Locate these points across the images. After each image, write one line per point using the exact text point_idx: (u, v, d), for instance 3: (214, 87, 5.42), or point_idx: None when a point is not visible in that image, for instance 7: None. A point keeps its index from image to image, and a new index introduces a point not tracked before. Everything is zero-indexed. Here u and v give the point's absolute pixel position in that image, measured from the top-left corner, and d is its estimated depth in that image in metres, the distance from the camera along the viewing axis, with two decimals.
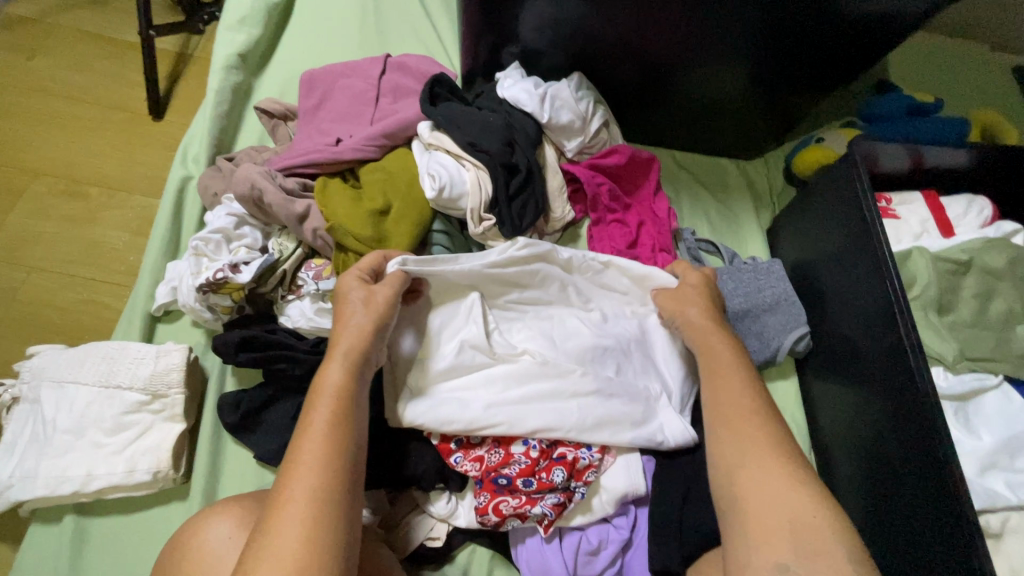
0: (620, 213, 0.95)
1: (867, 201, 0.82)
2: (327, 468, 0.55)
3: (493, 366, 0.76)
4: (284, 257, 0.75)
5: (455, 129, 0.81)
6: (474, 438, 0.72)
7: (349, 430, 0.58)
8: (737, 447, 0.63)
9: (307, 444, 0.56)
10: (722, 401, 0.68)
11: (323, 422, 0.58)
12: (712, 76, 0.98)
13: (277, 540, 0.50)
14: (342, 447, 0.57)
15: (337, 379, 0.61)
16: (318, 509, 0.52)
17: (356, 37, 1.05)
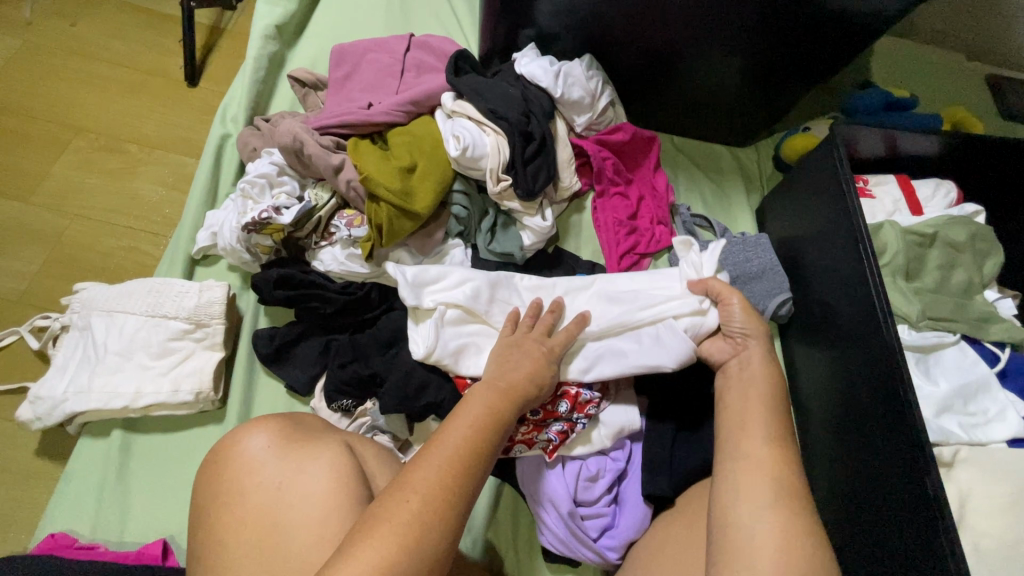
0: (623, 187, 1.04)
1: (844, 176, 0.90)
2: (452, 485, 0.54)
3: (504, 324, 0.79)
4: (320, 205, 0.83)
5: (478, 98, 0.89)
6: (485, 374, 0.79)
7: (496, 423, 0.62)
8: (748, 482, 0.63)
9: (459, 420, 0.60)
10: (740, 439, 0.68)
11: (481, 408, 0.62)
12: (710, 66, 1.07)
13: (408, 489, 0.53)
14: (470, 471, 0.56)
15: (483, 406, 0.62)
16: (452, 477, 0.55)
17: (382, 18, 1.13)
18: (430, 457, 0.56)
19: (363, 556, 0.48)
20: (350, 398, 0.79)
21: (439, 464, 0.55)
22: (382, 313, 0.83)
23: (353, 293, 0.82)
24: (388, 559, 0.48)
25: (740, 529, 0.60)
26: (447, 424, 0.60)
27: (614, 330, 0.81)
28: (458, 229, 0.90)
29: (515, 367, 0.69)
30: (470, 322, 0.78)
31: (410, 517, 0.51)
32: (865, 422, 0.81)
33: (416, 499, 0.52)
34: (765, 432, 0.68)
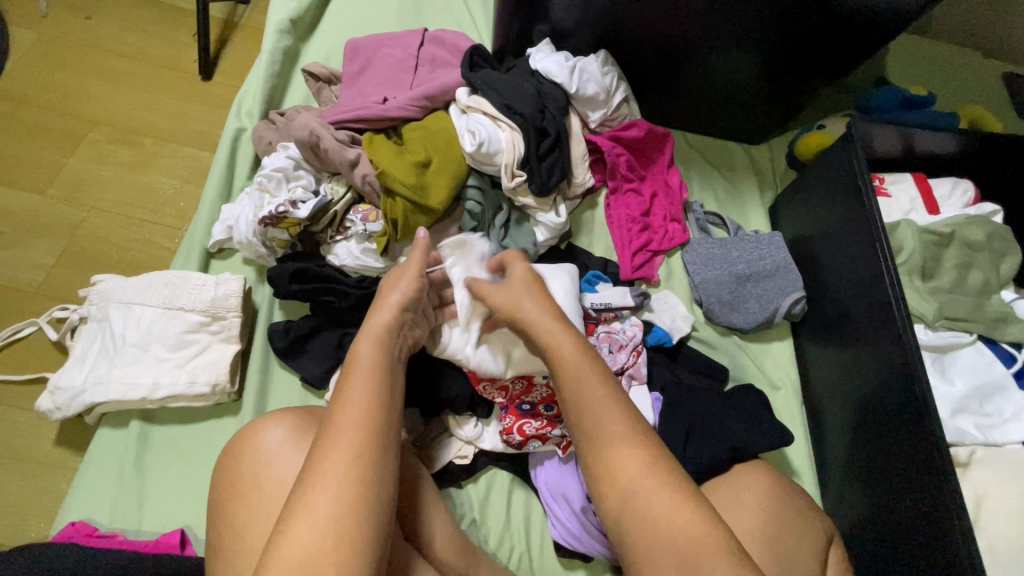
0: (636, 183, 1.04)
1: (861, 173, 0.89)
2: (368, 436, 0.53)
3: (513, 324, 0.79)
4: (335, 200, 0.83)
5: (493, 93, 0.89)
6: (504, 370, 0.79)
7: (388, 364, 0.60)
8: (603, 437, 0.58)
9: (355, 370, 0.58)
10: (580, 403, 0.60)
11: (368, 351, 0.60)
12: (724, 61, 1.06)
13: (329, 449, 0.52)
14: (378, 419, 0.55)
15: (370, 351, 0.60)
16: (366, 426, 0.54)
17: (396, 13, 1.13)
18: (336, 417, 0.54)
19: (301, 526, 0.48)
20: None
21: (349, 419, 0.54)
22: None
23: (368, 288, 0.82)
24: (332, 519, 0.48)
25: (629, 503, 0.55)
26: (341, 387, 0.57)
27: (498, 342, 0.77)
28: (472, 224, 0.90)
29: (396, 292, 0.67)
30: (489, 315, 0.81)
31: (345, 476, 0.50)
32: (880, 421, 0.81)
33: (335, 466, 0.51)
34: (597, 386, 0.60)
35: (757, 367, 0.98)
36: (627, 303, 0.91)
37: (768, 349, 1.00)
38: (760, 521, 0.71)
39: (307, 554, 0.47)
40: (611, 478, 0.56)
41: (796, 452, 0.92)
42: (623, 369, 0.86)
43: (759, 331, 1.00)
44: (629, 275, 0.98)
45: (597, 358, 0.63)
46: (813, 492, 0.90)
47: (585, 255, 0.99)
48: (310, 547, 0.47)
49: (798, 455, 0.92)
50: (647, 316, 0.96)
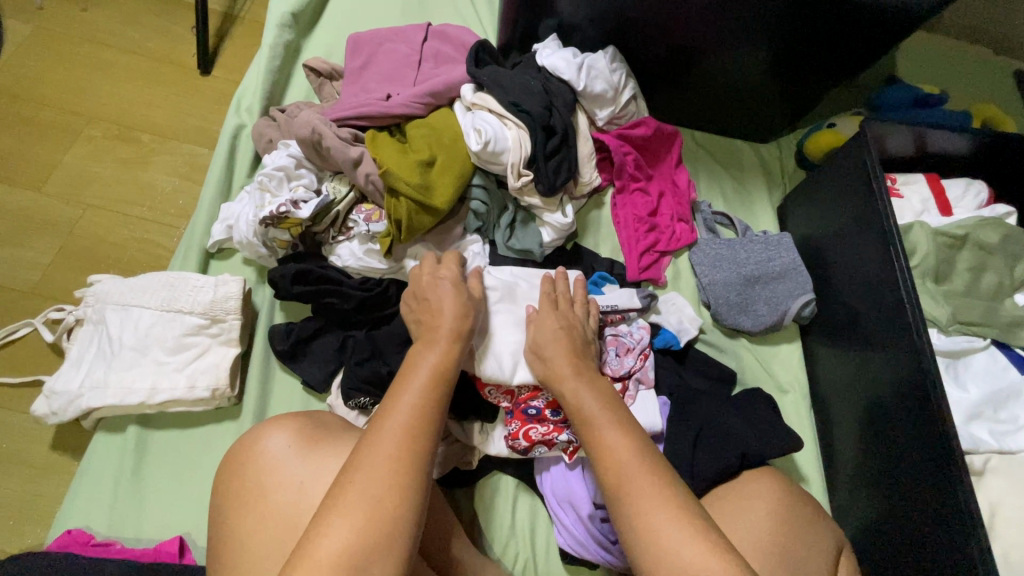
0: (643, 183, 1.02)
1: (874, 174, 0.87)
2: (413, 450, 0.54)
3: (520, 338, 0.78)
4: (337, 200, 0.81)
5: (499, 90, 0.87)
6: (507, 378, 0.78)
7: (444, 381, 0.61)
8: (621, 476, 0.59)
9: (410, 381, 0.59)
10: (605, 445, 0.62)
11: (428, 365, 0.61)
12: (734, 59, 1.04)
13: (371, 457, 0.52)
14: (428, 426, 0.56)
15: (429, 365, 0.61)
16: (410, 439, 0.54)
17: (399, 6, 1.10)
18: (384, 424, 0.55)
19: (334, 528, 0.48)
20: (366, 396, 0.77)
21: (396, 429, 0.54)
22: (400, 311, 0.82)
23: (370, 289, 0.80)
24: (361, 526, 0.48)
25: (649, 539, 0.55)
26: (396, 392, 0.58)
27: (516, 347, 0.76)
28: (477, 224, 0.89)
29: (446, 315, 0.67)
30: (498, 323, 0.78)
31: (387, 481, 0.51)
32: (891, 427, 0.80)
33: (380, 465, 0.52)
34: (618, 432, 0.63)
35: (765, 370, 0.97)
36: (633, 304, 0.89)
37: (776, 352, 0.99)
38: (771, 529, 0.69)
39: (341, 544, 0.47)
40: (628, 516, 0.57)
41: (804, 456, 0.91)
42: (630, 373, 0.84)
43: (767, 334, 0.99)
44: (636, 276, 0.96)
45: (618, 407, 0.66)
46: (821, 498, 0.89)
47: (591, 256, 0.98)
48: (347, 539, 0.48)
49: (806, 460, 0.91)
50: (653, 318, 0.95)
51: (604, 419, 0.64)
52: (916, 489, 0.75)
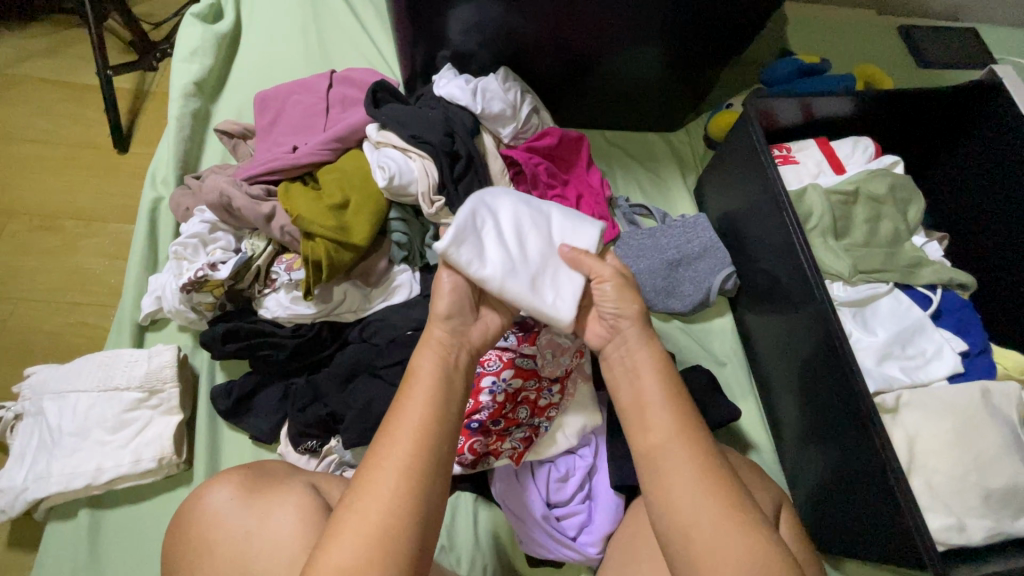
0: (559, 188, 1.07)
1: (761, 148, 0.93)
2: (415, 461, 0.55)
3: (530, 277, 0.68)
4: (257, 255, 0.84)
5: (399, 126, 0.90)
6: (576, 291, 0.70)
7: (449, 378, 0.62)
8: (660, 453, 0.59)
9: (415, 387, 0.60)
10: (643, 424, 0.61)
11: (429, 365, 0.62)
12: (626, 59, 1.11)
13: (376, 472, 0.55)
14: (437, 433, 0.58)
15: (432, 367, 0.62)
16: (415, 450, 0.56)
17: (303, 57, 1.15)
18: (391, 437, 0.57)
19: (341, 545, 0.51)
20: (314, 439, 0.81)
21: (402, 441, 0.56)
22: (336, 350, 0.87)
23: (303, 336, 0.84)
24: (365, 549, 0.50)
25: (673, 512, 0.56)
26: (398, 403, 0.60)
27: (538, 283, 0.68)
28: (402, 254, 0.93)
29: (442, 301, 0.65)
30: (504, 194, 0.73)
31: (390, 495, 0.53)
32: (812, 381, 0.84)
33: (386, 475, 0.54)
34: (665, 410, 0.61)
35: (702, 346, 1.02)
36: None
37: (708, 327, 1.03)
38: None
39: (354, 554, 0.50)
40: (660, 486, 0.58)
41: (749, 423, 0.96)
42: (568, 371, 0.83)
43: (699, 311, 1.03)
44: None
45: (676, 386, 0.64)
46: (771, 462, 0.93)
47: None
48: (352, 558, 0.50)
49: (752, 427, 0.95)
50: None
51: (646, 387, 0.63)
52: (843, 437, 0.78)
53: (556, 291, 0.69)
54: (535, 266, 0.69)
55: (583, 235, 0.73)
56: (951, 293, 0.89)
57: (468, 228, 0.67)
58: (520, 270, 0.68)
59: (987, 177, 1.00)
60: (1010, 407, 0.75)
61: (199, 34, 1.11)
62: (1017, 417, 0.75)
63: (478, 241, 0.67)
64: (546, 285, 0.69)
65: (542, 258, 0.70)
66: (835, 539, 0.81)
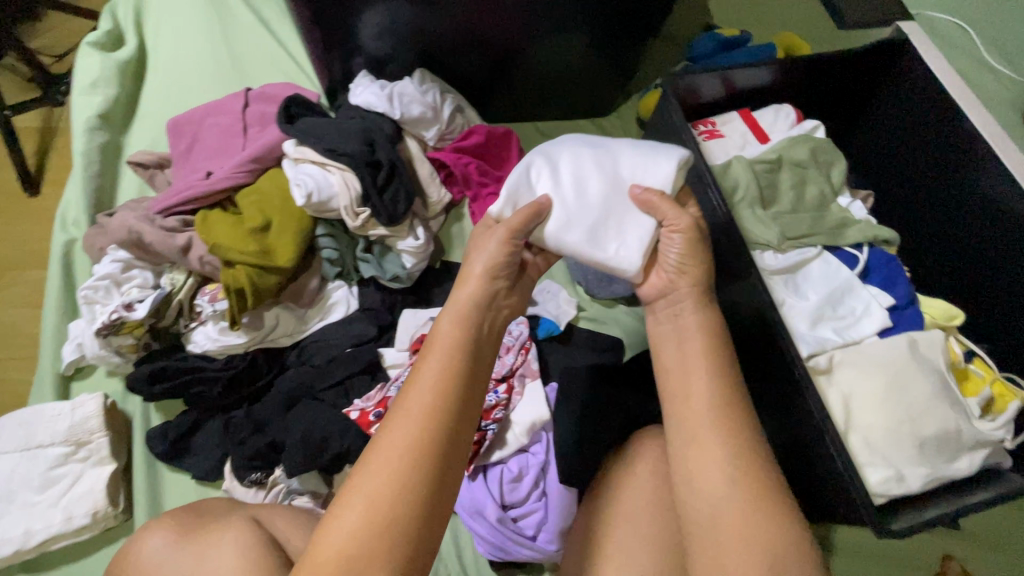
0: (493, 185, 1.05)
1: (680, 125, 0.91)
2: (426, 430, 0.54)
3: (591, 227, 0.68)
4: (177, 289, 0.81)
5: (314, 140, 0.87)
6: (643, 240, 0.67)
7: (467, 346, 0.60)
8: (696, 429, 0.57)
9: (432, 351, 0.59)
10: (686, 394, 0.59)
11: (448, 331, 0.60)
12: (547, 49, 1.10)
13: (386, 437, 0.53)
14: (452, 400, 0.56)
15: (451, 333, 0.60)
16: (428, 416, 0.54)
17: (215, 77, 1.11)
18: (403, 402, 0.55)
19: (345, 512, 0.50)
20: (259, 470, 0.78)
21: (413, 407, 0.55)
22: (274, 377, 0.85)
23: (236, 366, 0.82)
24: (366, 518, 0.49)
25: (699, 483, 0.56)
26: (416, 367, 0.59)
27: (600, 234, 0.68)
28: (335, 270, 0.91)
29: (479, 260, 0.65)
30: (564, 147, 0.73)
31: (393, 464, 0.51)
32: (750, 353, 0.85)
33: (395, 442, 0.53)
34: (711, 384, 0.59)
35: None
36: None
37: None
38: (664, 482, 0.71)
39: (354, 521, 0.49)
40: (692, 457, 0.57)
41: None
42: (513, 370, 0.87)
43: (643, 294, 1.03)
44: None
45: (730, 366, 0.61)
46: None
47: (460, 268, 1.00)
48: (354, 526, 0.49)
49: None
50: (532, 311, 0.97)
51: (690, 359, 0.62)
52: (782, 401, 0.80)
53: (621, 241, 0.68)
54: (597, 215, 0.68)
55: (656, 172, 0.70)
56: (877, 250, 0.91)
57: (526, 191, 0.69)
58: (582, 220, 0.68)
59: (905, 131, 1.02)
60: (936, 355, 0.78)
61: (100, 63, 1.06)
62: (943, 363, 0.77)
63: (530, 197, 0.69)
64: (610, 236, 0.68)
65: (604, 203, 0.68)
66: None
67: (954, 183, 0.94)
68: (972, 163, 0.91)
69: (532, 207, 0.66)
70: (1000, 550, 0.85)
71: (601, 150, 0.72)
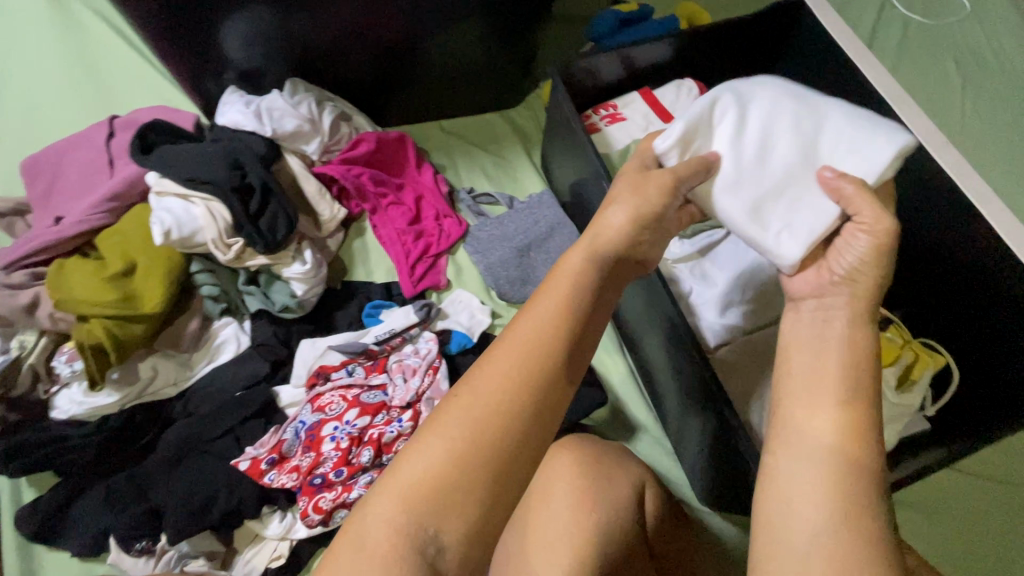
0: (393, 195, 1.00)
1: (572, 118, 0.88)
2: (534, 369, 0.46)
3: (756, 199, 0.56)
4: (27, 352, 0.75)
5: (172, 170, 0.80)
6: (823, 229, 0.53)
7: (597, 284, 0.52)
8: (804, 443, 0.45)
9: (556, 280, 0.51)
10: (810, 397, 0.47)
11: (575, 263, 0.52)
12: (437, 44, 1.03)
13: (490, 364, 0.47)
14: (567, 342, 0.48)
15: (576, 266, 0.52)
16: (540, 352, 0.47)
17: (77, 107, 1.01)
18: (512, 332, 0.48)
19: (430, 441, 0.44)
20: (147, 538, 0.71)
21: (523, 341, 0.47)
22: (159, 433, 0.77)
23: (109, 430, 0.75)
24: (456, 452, 0.43)
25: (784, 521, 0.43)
26: (537, 294, 0.51)
27: (761, 212, 0.55)
28: (220, 307, 0.84)
29: (611, 210, 0.55)
30: (768, 91, 0.60)
31: (501, 396, 0.45)
32: (665, 348, 0.81)
33: (502, 372, 0.46)
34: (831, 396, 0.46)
35: None
36: (412, 320, 0.88)
37: None
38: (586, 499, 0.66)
39: (439, 454, 0.43)
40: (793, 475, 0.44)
41: (629, 397, 0.92)
42: (419, 393, 0.81)
43: None
44: (413, 291, 0.94)
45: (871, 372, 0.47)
46: (657, 432, 0.90)
47: (364, 288, 0.94)
48: (439, 459, 0.43)
49: (631, 400, 0.92)
50: (442, 325, 0.91)
51: (806, 357, 0.49)
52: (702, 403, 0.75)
53: (795, 226, 0.54)
54: (770, 189, 0.56)
55: (867, 155, 0.54)
56: None
57: (726, 104, 0.58)
58: (744, 191, 0.56)
59: (814, 95, 0.99)
60: None
61: None
62: None
63: (711, 147, 0.58)
64: (778, 219, 0.55)
65: (782, 174, 0.56)
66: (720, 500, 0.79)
67: None
68: None
69: (701, 162, 0.56)
70: (929, 515, 0.85)
71: (807, 104, 0.58)
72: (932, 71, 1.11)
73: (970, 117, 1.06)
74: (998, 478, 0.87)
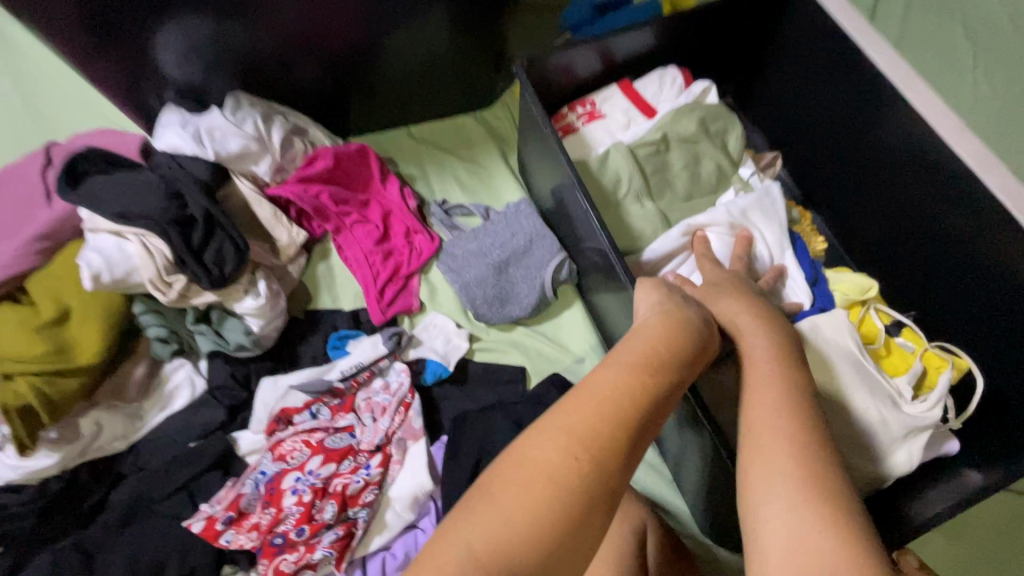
0: (357, 212, 0.92)
1: (543, 120, 0.80)
2: (610, 432, 0.39)
3: None
4: None
5: (98, 204, 0.72)
6: None
7: (681, 347, 0.46)
8: (766, 448, 0.44)
9: (636, 339, 0.46)
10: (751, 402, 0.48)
11: (654, 325, 0.47)
12: (397, 46, 0.94)
13: (558, 418, 0.39)
14: (650, 402, 0.41)
15: (653, 328, 0.47)
16: (621, 413, 0.40)
17: (17, 137, 0.94)
18: (585, 387, 0.41)
19: (488, 511, 0.35)
20: None
21: (601, 397, 0.40)
22: (106, 492, 0.71)
23: (51, 495, 0.68)
24: (518, 526, 0.35)
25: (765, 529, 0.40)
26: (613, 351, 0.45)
27: None
28: (169, 349, 0.77)
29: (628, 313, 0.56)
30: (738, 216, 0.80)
31: (572, 457, 0.37)
32: None
33: (575, 429, 0.38)
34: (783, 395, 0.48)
35: (551, 345, 0.88)
36: (380, 352, 0.81)
37: (558, 323, 0.90)
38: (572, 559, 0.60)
39: (501, 527, 0.35)
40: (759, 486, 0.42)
41: None
42: (390, 434, 0.75)
43: (542, 310, 0.89)
44: (382, 318, 0.86)
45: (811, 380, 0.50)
46: (652, 457, 0.84)
47: (330, 317, 0.87)
48: (495, 533, 0.34)
49: None
50: (414, 354, 0.84)
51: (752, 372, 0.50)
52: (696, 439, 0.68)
53: None
54: None
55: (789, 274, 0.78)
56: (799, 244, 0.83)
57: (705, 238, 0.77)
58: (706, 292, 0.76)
59: (812, 79, 0.90)
60: (845, 340, 0.71)
61: None
62: (858, 348, 0.70)
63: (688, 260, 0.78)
64: None
65: None
66: (723, 533, 0.73)
67: (866, 131, 0.83)
68: (879, 109, 0.80)
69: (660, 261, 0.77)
70: (947, 534, 0.78)
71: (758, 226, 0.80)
72: (940, 42, 1.02)
73: (984, 91, 0.96)
74: (1022, 490, 0.81)
